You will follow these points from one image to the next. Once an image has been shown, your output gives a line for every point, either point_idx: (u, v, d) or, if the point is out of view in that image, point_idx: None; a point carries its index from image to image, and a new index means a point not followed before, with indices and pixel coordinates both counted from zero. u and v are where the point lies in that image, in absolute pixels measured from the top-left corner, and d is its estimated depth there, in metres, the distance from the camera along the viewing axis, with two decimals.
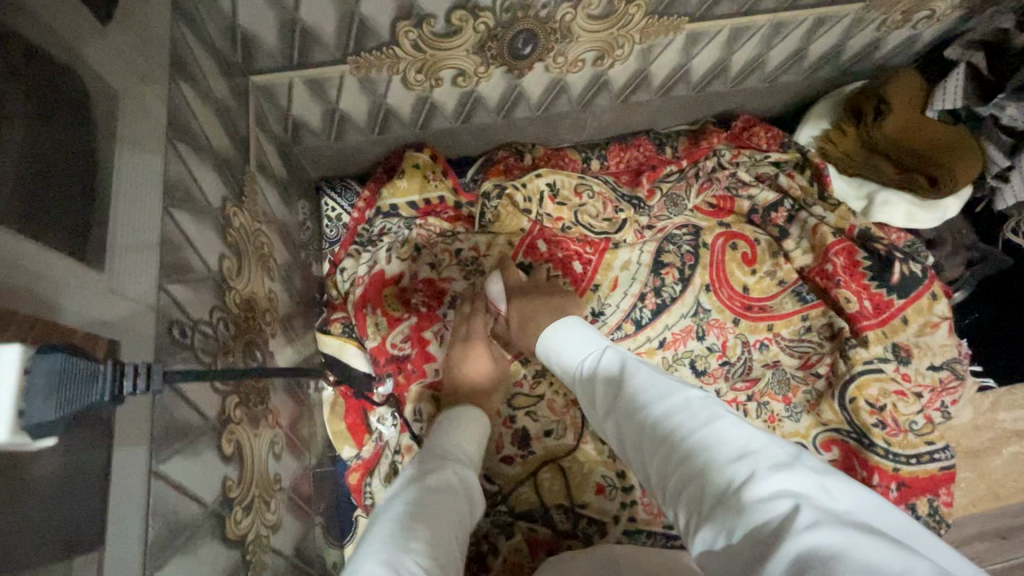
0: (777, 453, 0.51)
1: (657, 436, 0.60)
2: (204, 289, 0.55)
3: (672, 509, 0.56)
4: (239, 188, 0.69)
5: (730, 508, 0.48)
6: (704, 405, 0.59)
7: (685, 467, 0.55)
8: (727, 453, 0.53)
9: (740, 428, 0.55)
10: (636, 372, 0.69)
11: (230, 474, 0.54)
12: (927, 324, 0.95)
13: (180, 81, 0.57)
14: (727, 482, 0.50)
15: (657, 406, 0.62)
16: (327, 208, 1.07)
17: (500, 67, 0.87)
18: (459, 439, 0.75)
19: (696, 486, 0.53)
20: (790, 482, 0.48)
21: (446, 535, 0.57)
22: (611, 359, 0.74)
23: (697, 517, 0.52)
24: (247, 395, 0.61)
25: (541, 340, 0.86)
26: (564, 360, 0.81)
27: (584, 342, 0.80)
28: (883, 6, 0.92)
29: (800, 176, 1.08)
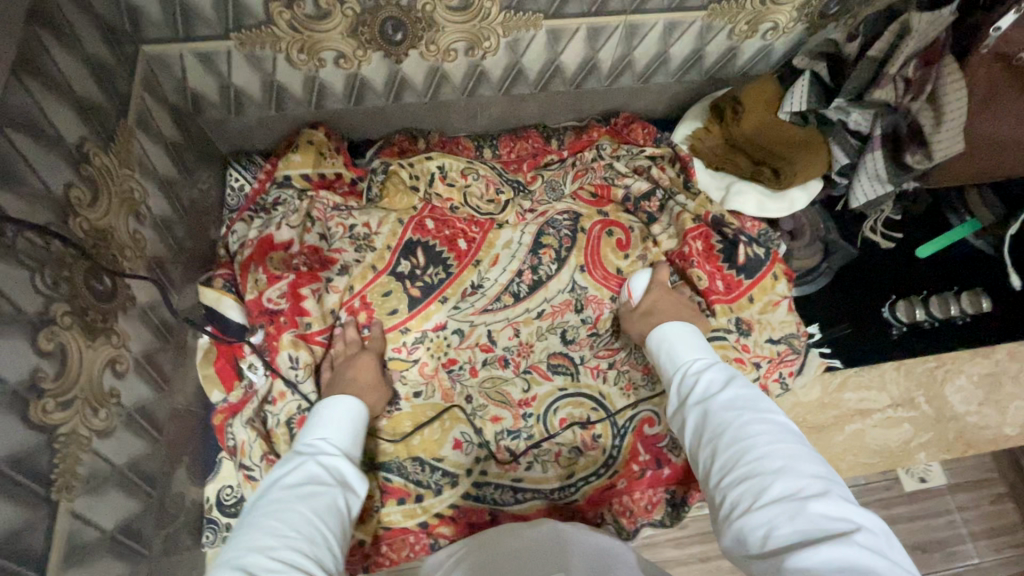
0: (844, 491, 0.55)
1: (740, 433, 0.63)
2: (40, 205, 0.63)
3: (723, 493, 0.60)
4: (109, 136, 0.77)
5: (785, 511, 0.53)
6: (788, 431, 0.63)
7: (762, 463, 0.58)
8: (805, 469, 0.56)
9: (823, 462, 0.58)
10: (744, 386, 0.71)
11: (46, 368, 0.61)
12: (769, 302, 1.05)
13: (40, 30, 0.66)
14: (796, 488, 0.55)
15: (753, 414, 0.65)
16: (231, 179, 1.16)
17: (377, 51, 0.97)
18: (321, 434, 0.78)
19: (761, 482, 0.57)
20: (853, 514, 0.52)
21: (304, 518, 0.62)
22: (722, 370, 0.76)
23: (748, 508, 0.56)
24: (84, 310, 0.68)
25: (660, 329, 0.89)
26: (671, 356, 0.84)
27: (693, 348, 0.84)
28: (726, 15, 1.03)
29: (669, 169, 1.18)
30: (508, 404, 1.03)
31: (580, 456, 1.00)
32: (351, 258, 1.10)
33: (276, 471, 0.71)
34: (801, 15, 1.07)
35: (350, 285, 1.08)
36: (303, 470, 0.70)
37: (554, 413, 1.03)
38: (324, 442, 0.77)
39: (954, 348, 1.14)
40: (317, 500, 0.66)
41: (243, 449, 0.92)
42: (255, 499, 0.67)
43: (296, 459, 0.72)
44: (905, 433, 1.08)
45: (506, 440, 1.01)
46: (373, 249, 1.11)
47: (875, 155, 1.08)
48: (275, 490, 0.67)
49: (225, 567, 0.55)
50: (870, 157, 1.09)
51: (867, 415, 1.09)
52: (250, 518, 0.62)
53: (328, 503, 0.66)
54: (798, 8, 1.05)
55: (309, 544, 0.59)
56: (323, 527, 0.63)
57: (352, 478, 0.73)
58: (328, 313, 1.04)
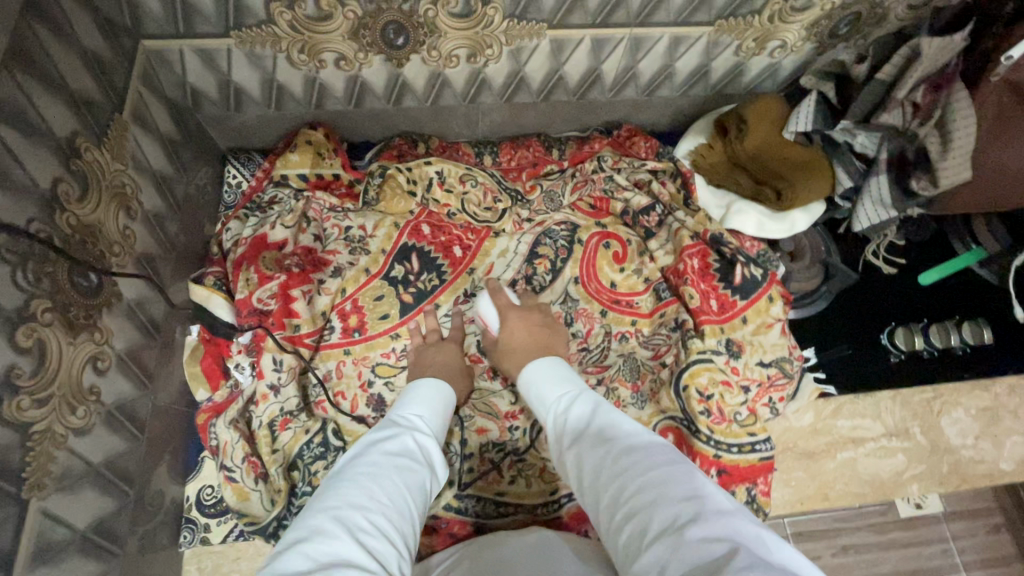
0: (721, 504, 0.51)
1: (614, 469, 0.58)
2: (26, 200, 0.62)
3: (614, 539, 0.55)
4: (102, 131, 0.77)
5: (668, 546, 0.48)
6: (659, 450, 0.59)
7: (636, 497, 0.54)
8: (676, 491, 0.52)
9: (694, 476, 0.54)
10: (610, 415, 0.67)
11: (23, 364, 0.60)
12: (763, 324, 1.03)
13: (35, 23, 0.66)
14: (673, 517, 0.50)
15: (622, 444, 0.61)
16: (228, 175, 1.15)
17: (378, 54, 0.97)
18: (417, 411, 0.85)
19: (640, 519, 0.52)
20: (732, 532, 0.47)
21: (397, 488, 0.68)
22: (586, 401, 0.72)
23: (636, 552, 0.51)
24: (66, 306, 0.67)
25: (528, 366, 0.85)
26: (541, 395, 0.79)
27: (566, 381, 0.79)
28: (733, 31, 1.02)
29: (671, 184, 1.16)
30: (494, 415, 1.02)
31: None
32: (345, 261, 1.09)
33: (374, 435, 0.77)
34: (810, 34, 1.05)
35: (342, 288, 1.07)
36: (399, 442, 0.76)
37: (541, 427, 1.01)
38: (420, 419, 0.83)
39: (953, 379, 1.12)
40: (409, 476, 0.71)
41: (225, 449, 0.91)
42: (353, 456, 0.73)
43: (394, 429, 0.78)
44: (898, 463, 1.06)
45: (490, 451, 1.00)
46: (368, 251, 1.10)
47: (881, 179, 1.05)
48: (374, 452, 0.73)
49: (319, 516, 0.60)
50: (875, 182, 1.07)
51: (860, 444, 1.07)
52: (344, 475, 0.68)
53: (417, 479, 0.72)
54: (807, 27, 1.04)
55: (398, 516, 0.65)
56: (411, 502, 0.68)
57: (435, 462, 0.79)
58: (319, 315, 1.03)
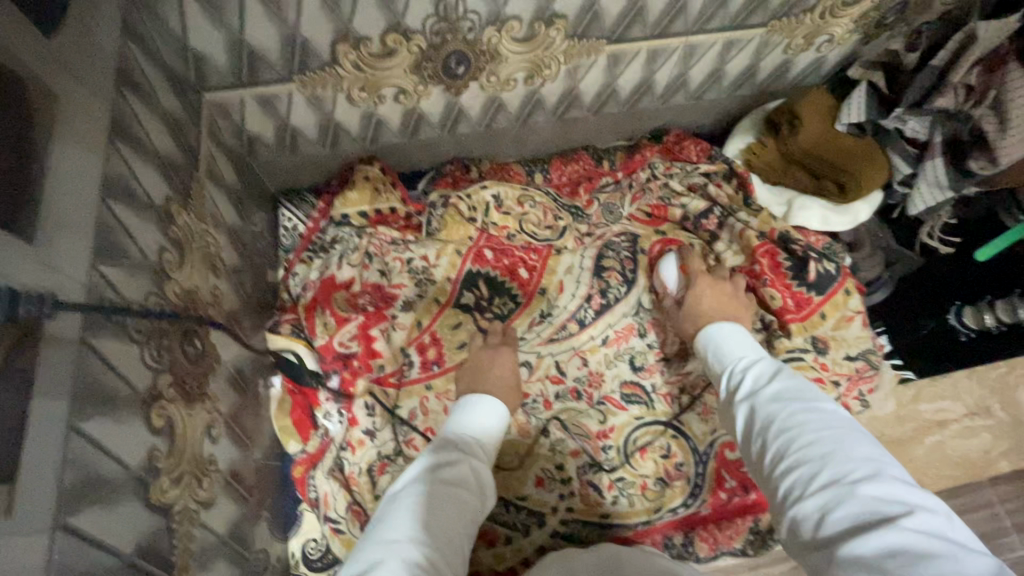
0: (894, 469, 0.53)
1: (789, 422, 0.61)
2: (141, 275, 0.61)
3: (774, 482, 0.59)
4: (185, 192, 0.75)
5: (835, 496, 0.52)
6: (833, 415, 0.60)
7: (807, 448, 0.57)
8: (857, 452, 0.55)
9: (869, 442, 0.56)
10: (792, 377, 0.68)
11: (160, 446, 0.59)
12: (842, 318, 1.03)
13: (123, 90, 0.64)
14: (841, 474, 0.53)
15: (798, 403, 0.63)
16: (283, 219, 1.13)
17: (438, 85, 0.96)
18: (474, 433, 0.81)
19: (809, 469, 0.55)
20: (904, 495, 0.50)
21: (449, 519, 0.65)
22: (765, 362, 0.74)
23: (797, 497, 0.55)
24: (182, 377, 0.66)
25: (706, 329, 0.90)
26: (721, 356, 0.83)
27: (746, 348, 0.82)
28: (784, 31, 1.02)
29: (726, 185, 1.17)
30: (586, 436, 1.01)
31: (666, 488, 0.99)
32: (412, 294, 1.06)
33: (427, 457, 0.74)
34: (857, 26, 1.06)
35: (416, 321, 1.05)
36: (460, 465, 0.72)
37: (634, 443, 1.01)
38: (476, 442, 0.78)
39: None
40: (465, 502, 0.68)
41: (326, 501, 0.91)
42: (410, 479, 0.70)
43: (452, 450, 0.75)
44: (982, 441, 1.08)
45: (590, 474, 0.98)
46: (433, 282, 1.08)
47: (937, 163, 1.06)
48: (431, 477, 0.69)
49: (376, 551, 0.59)
50: (931, 164, 1.07)
51: (945, 426, 1.09)
52: (401, 502, 0.66)
53: (468, 505, 0.68)
54: (855, 20, 1.04)
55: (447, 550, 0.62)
56: (462, 535, 0.65)
57: (490, 487, 0.75)
58: (399, 351, 1.02)
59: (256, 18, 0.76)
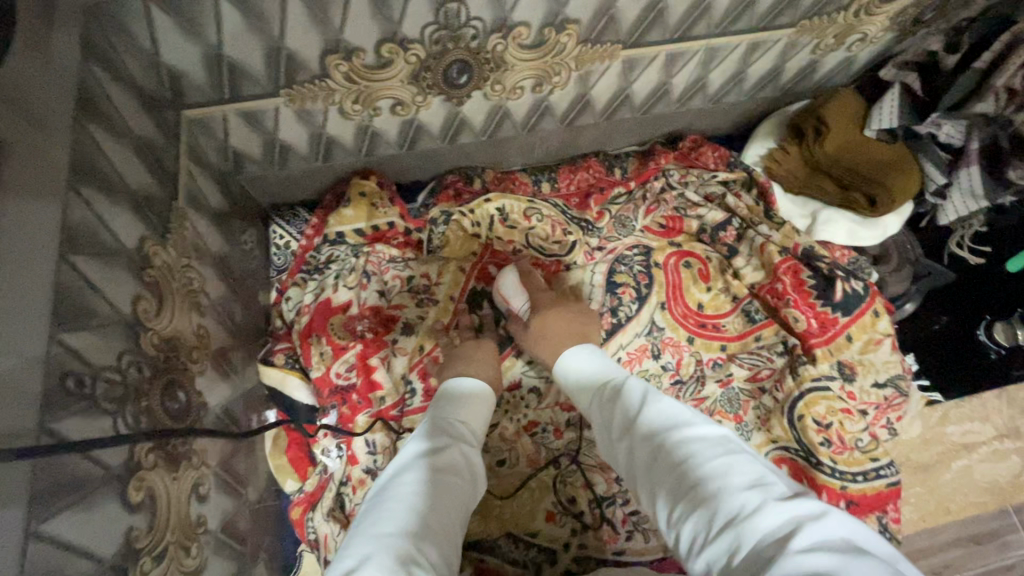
0: (777, 488, 0.49)
1: (680, 456, 0.56)
2: (114, 335, 0.54)
3: (677, 530, 0.52)
4: (164, 227, 0.69)
5: (731, 535, 0.46)
6: (715, 443, 0.56)
7: (698, 486, 0.52)
8: (740, 481, 0.50)
9: (753, 465, 0.53)
10: (657, 409, 0.63)
11: (139, 523, 0.53)
12: (871, 341, 0.97)
13: (86, 121, 0.57)
14: (736, 509, 0.48)
15: (671, 435, 0.59)
16: (275, 236, 1.07)
17: (438, 96, 0.88)
18: (465, 417, 0.76)
19: (704, 510, 0.50)
20: (794, 513, 0.45)
21: (443, 512, 0.60)
22: (634, 392, 0.69)
23: (702, 543, 0.49)
24: (165, 438, 0.60)
25: (562, 360, 0.85)
26: (594, 391, 0.75)
27: (610, 373, 0.77)
28: (813, 31, 0.95)
29: (746, 195, 1.09)
30: (599, 467, 0.96)
31: None
32: (414, 315, 1.00)
33: (415, 445, 0.68)
34: (893, 24, 0.99)
35: (419, 345, 0.98)
36: (449, 455, 0.67)
37: None
38: (466, 428, 0.74)
39: None
40: (456, 493, 0.64)
41: (326, 542, 0.85)
42: (393, 472, 0.65)
43: (443, 439, 0.69)
44: (1013, 466, 1.05)
45: (601, 508, 0.93)
46: (436, 302, 1.01)
47: (972, 171, 0.98)
48: (423, 467, 0.64)
49: (366, 546, 0.52)
50: (965, 173, 0.99)
51: (973, 450, 1.05)
52: (388, 494, 0.60)
53: (461, 497, 0.64)
54: (892, 17, 0.97)
55: (443, 545, 0.56)
56: (455, 529, 0.60)
57: (480, 476, 0.70)
58: (400, 380, 0.95)
59: (236, 30, 0.68)
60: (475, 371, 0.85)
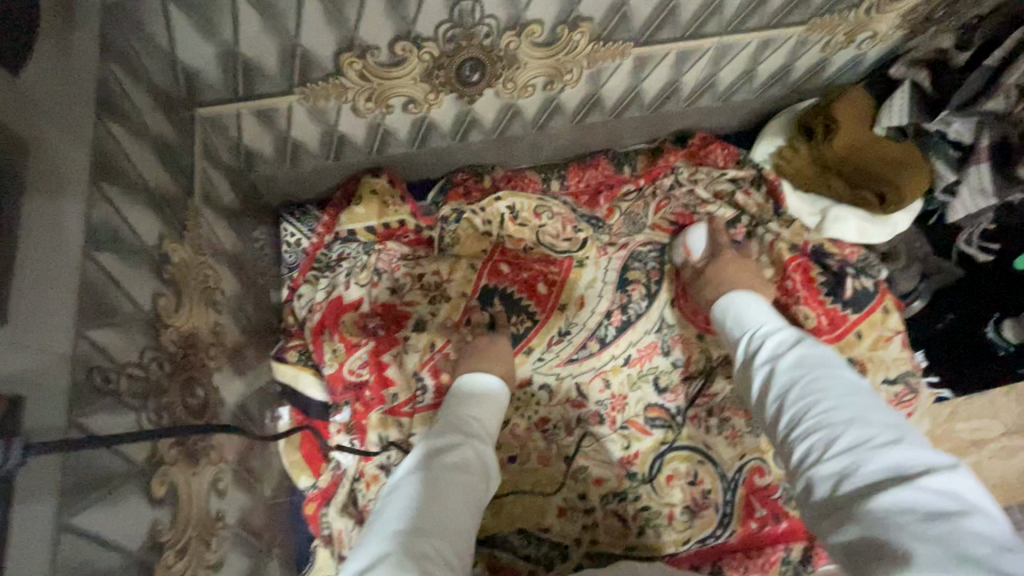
0: (914, 437, 0.53)
1: (811, 386, 0.61)
2: (135, 332, 0.55)
3: (791, 446, 0.58)
4: (181, 225, 0.69)
5: (851, 459, 0.51)
6: (858, 390, 0.59)
7: (829, 414, 0.56)
8: (877, 421, 0.54)
9: (892, 413, 0.56)
10: (813, 344, 0.67)
11: (162, 518, 0.54)
12: (880, 338, 0.98)
13: (107, 120, 0.57)
14: (866, 440, 0.52)
15: (819, 368, 0.62)
16: (287, 234, 1.07)
17: (450, 94, 0.88)
18: (475, 414, 0.76)
19: (831, 432, 0.55)
20: (924, 459, 0.49)
21: (457, 509, 0.60)
22: (785, 329, 0.72)
23: (815, 462, 0.54)
24: (186, 434, 0.60)
25: (725, 298, 0.86)
26: (739, 322, 0.80)
27: (764, 313, 0.79)
28: (824, 28, 0.95)
29: (756, 193, 1.10)
30: (610, 463, 0.96)
31: (694, 519, 0.94)
32: (425, 312, 0.99)
33: (427, 443, 0.69)
34: (903, 22, 0.99)
35: (430, 342, 0.96)
36: (462, 452, 0.68)
37: (660, 471, 0.96)
38: (477, 424, 0.74)
39: None
40: (470, 490, 0.64)
41: (340, 538, 0.87)
42: (408, 469, 0.65)
43: (455, 436, 0.70)
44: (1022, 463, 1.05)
45: (612, 503, 0.94)
46: (448, 298, 1.00)
47: (981, 168, 0.97)
48: (436, 464, 0.64)
49: (379, 546, 0.53)
50: (974, 171, 0.98)
51: (982, 446, 1.05)
52: (401, 492, 0.61)
53: (475, 491, 0.65)
54: (901, 15, 0.97)
55: (456, 541, 0.57)
56: (470, 525, 0.61)
57: (494, 472, 0.71)
58: (411, 378, 0.94)
59: (251, 29, 0.69)
60: (488, 367, 0.85)
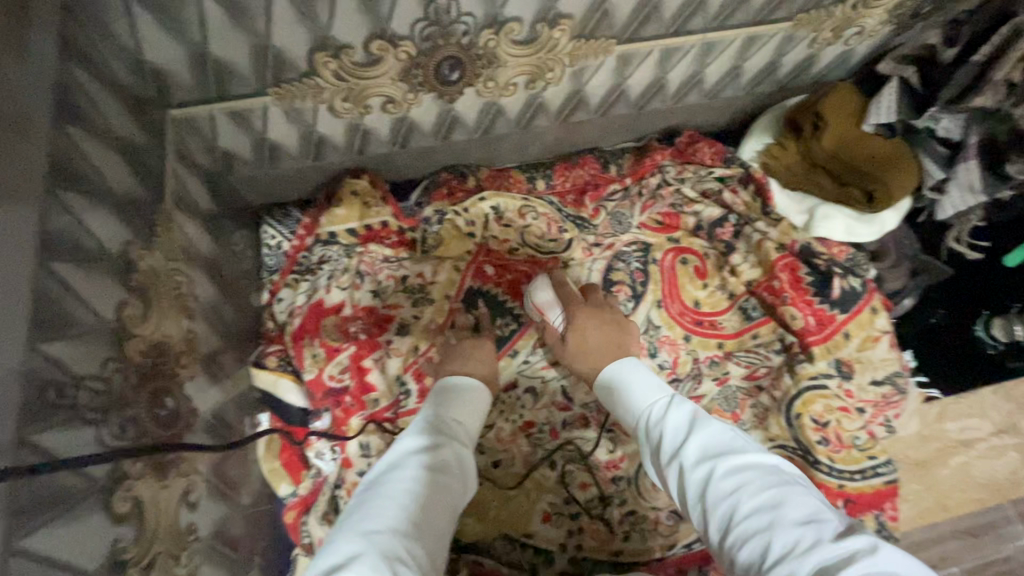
0: (832, 524, 0.50)
1: (724, 484, 0.57)
2: (97, 342, 0.53)
3: (727, 556, 0.54)
4: (150, 230, 0.67)
5: (787, 567, 0.47)
6: (770, 475, 0.57)
7: (754, 516, 0.52)
8: (795, 515, 0.51)
9: (806, 497, 0.54)
10: (707, 429, 0.63)
11: (127, 534, 0.52)
12: (869, 338, 0.96)
13: (67, 123, 0.55)
14: (793, 542, 0.49)
15: (724, 461, 0.59)
16: (267, 236, 1.05)
17: (430, 93, 0.86)
18: (459, 415, 0.75)
19: (760, 539, 0.51)
20: (847, 550, 0.47)
21: (432, 512, 0.59)
22: (679, 408, 0.69)
23: (754, 573, 0.50)
24: (153, 447, 0.59)
25: (610, 367, 0.82)
26: (631, 404, 0.75)
27: (655, 388, 0.75)
28: (811, 24, 0.94)
29: (743, 191, 1.08)
30: (596, 467, 0.95)
31: (680, 522, 0.93)
32: (409, 315, 0.98)
33: (410, 441, 0.67)
34: (892, 17, 0.98)
35: (414, 346, 0.95)
36: (443, 454, 0.66)
37: (646, 474, 0.94)
38: (461, 427, 0.73)
39: None
40: (448, 492, 0.63)
41: (321, 546, 0.85)
42: (387, 468, 0.64)
43: (438, 436, 0.69)
44: (1010, 462, 1.05)
45: (597, 508, 0.93)
46: (431, 301, 0.99)
47: (970, 164, 0.97)
48: (416, 465, 0.63)
49: (353, 543, 0.52)
50: (963, 168, 0.98)
51: (971, 446, 1.05)
52: (378, 490, 0.60)
53: (452, 494, 0.63)
54: (889, 11, 0.96)
55: (428, 544, 0.56)
56: (443, 528, 0.59)
57: (472, 476, 0.69)
58: (394, 382, 0.94)
59: (220, 27, 0.67)
60: (469, 372, 0.84)
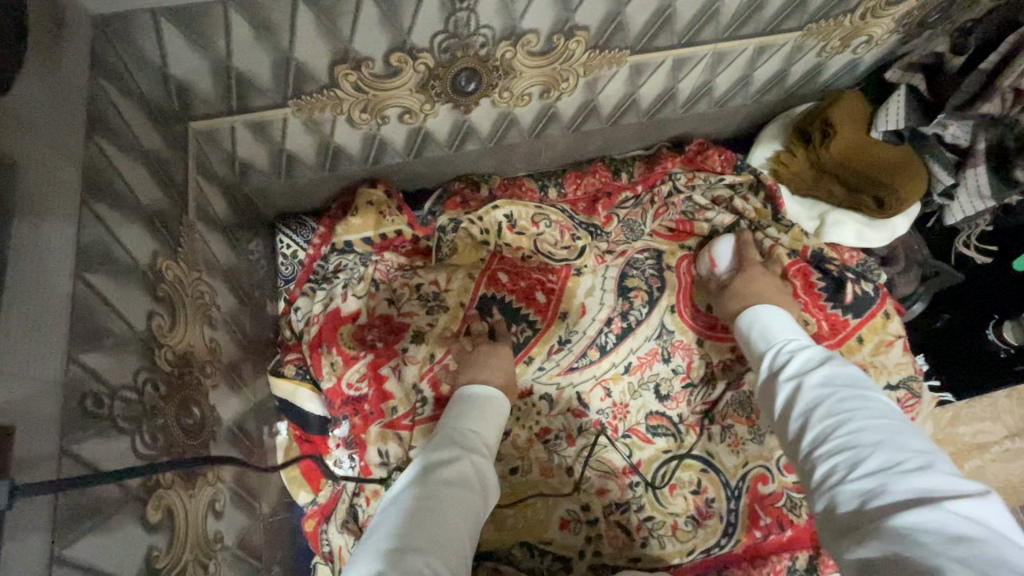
0: (947, 466, 0.53)
1: (839, 407, 0.62)
2: (128, 354, 0.54)
3: (809, 462, 0.61)
4: (175, 242, 0.68)
5: (879, 480, 0.52)
6: (893, 417, 0.60)
7: (861, 435, 0.57)
8: (906, 446, 0.55)
9: (918, 437, 0.57)
10: (841, 365, 0.68)
11: (159, 543, 0.53)
12: (882, 342, 0.97)
13: (97, 138, 0.56)
14: (893, 463, 0.53)
15: (859, 394, 0.62)
16: (282, 246, 1.07)
17: (446, 103, 0.87)
18: (474, 425, 0.75)
19: (860, 452, 0.56)
20: (952, 486, 0.49)
21: (454, 526, 0.59)
22: (816, 347, 0.74)
23: (836, 480, 0.56)
24: (181, 456, 0.59)
25: (749, 311, 0.86)
26: (764, 336, 0.81)
27: (792, 329, 0.80)
28: (820, 34, 0.96)
29: (753, 198, 1.10)
30: (613, 473, 0.95)
31: (698, 527, 0.93)
32: (423, 323, 0.96)
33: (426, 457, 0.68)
34: (899, 26, 0.99)
35: (429, 354, 0.94)
36: (460, 467, 0.67)
37: (663, 479, 0.95)
38: (477, 438, 0.73)
39: None
40: (469, 506, 0.63)
41: (340, 555, 0.86)
42: (408, 483, 0.65)
43: (453, 450, 0.69)
44: None
45: (615, 514, 0.93)
46: (446, 309, 0.98)
47: (978, 170, 0.98)
48: (434, 480, 0.64)
49: (376, 565, 0.52)
50: (972, 174, 0.99)
51: (985, 449, 1.06)
52: (399, 509, 0.61)
53: (472, 507, 0.64)
54: (896, 20, 0.97)
55: (453, 559, 0.56)
56: (467, 542, 0.60)
57: (492, 486, 0.70)
58: (410, 390, 0.92)
59: (244, 42, 0.68)
60: (488, 379, 0.84)
